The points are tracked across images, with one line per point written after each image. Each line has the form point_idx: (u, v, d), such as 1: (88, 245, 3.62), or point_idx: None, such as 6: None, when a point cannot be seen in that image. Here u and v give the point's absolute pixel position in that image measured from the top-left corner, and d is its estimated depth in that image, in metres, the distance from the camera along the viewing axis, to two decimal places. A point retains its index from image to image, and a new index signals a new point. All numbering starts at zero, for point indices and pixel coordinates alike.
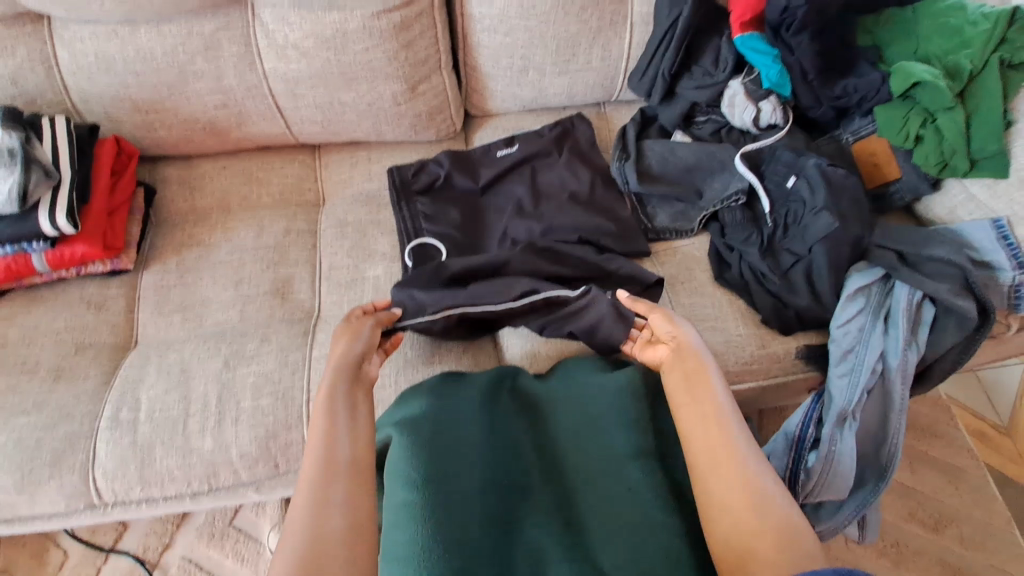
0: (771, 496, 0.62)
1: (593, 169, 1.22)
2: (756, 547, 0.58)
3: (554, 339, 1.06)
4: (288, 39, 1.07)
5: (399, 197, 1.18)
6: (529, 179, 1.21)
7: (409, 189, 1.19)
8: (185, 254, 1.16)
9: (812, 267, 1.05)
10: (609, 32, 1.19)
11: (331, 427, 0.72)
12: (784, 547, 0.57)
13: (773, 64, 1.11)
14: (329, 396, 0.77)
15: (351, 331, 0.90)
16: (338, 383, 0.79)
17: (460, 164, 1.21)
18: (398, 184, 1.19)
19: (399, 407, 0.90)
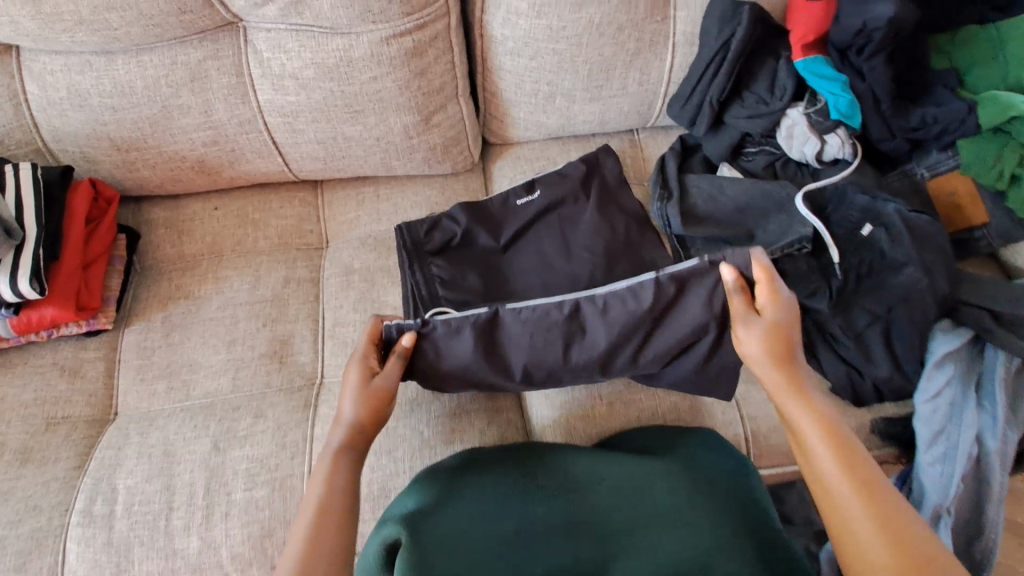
0: (917, 527, 0.56)
1: (626, 213, 1.08)
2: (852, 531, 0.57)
3: (591, 412, 0.94)
4: (285, 69, 0.94)
5: (410, 259, 1.04)
6: (557, 232, 1.07)
7: (425, 252, 1.05)
8: (171, 309, 1.03)
9: (889, 329, 0.91)
10: (648, 53, 1.05)
11: (322, 508, 0.67)
12: (899, 549, 0.54)
13: (842, 91, 0.96)
14: (329, 469, 0.71)
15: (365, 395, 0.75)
16: (344, 454, 0.73)
17: (479, 219, 1.07)
18: (410, 243, 1.05)
19: (406, 497, 0.78)
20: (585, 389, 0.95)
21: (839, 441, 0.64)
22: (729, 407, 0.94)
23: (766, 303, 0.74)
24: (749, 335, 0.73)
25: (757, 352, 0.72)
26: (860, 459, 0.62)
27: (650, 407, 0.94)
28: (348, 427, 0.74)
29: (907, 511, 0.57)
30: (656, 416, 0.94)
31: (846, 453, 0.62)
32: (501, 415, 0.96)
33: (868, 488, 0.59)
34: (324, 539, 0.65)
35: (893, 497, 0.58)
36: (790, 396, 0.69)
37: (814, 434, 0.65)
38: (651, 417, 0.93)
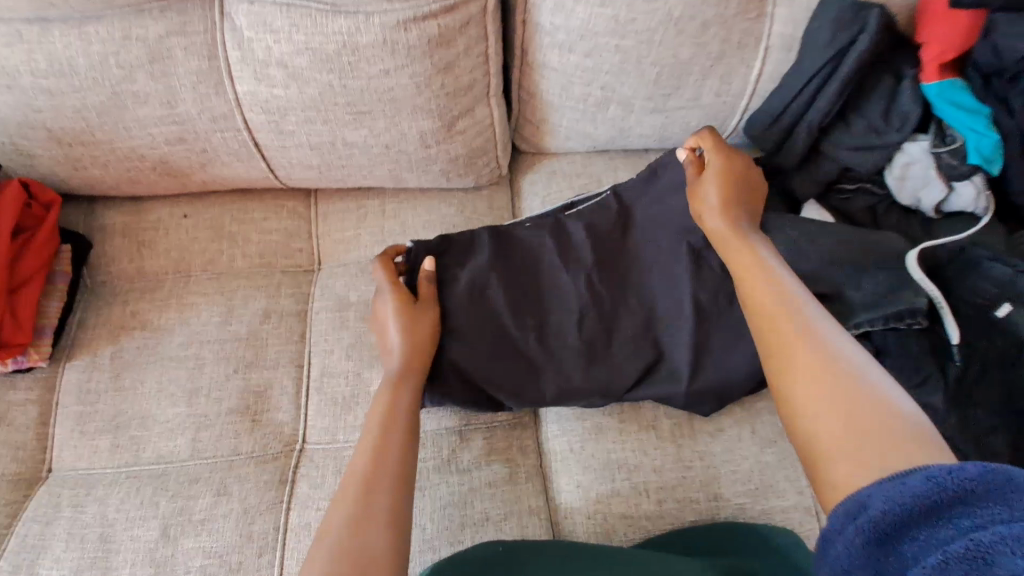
0: (859, 367, 0.50)
1: None
2: (802, 395, 0.50)
3: (635, 513, 0.75)
4: (271, 53, 0.73)
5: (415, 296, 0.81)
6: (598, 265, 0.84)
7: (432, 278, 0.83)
8: (123, 342, 0.84)
9: (1019, 436, 0.72)
10: (733, 58, 0.83)
11: (386, 429, 0.65)
12: (850, 409, 0.47)
13: (987, 131, 0.77)
14: (390, 390, 0.70)
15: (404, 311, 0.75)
16: (404, 375, 0.71)
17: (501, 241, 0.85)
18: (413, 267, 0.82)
19: None
20: (628, 480, 0.77)
21: (771, 279, 0.61)
22: (807, 515, 0.74)
23: (715, 184, 0.75)
24: (708, 192, 0.74)
25: (714, 209, 0.73)
26: (805, 315, 0.55)
27: (709, 510, 0.75)
28: (400, 351, 0.73)
29: (855, 360, 0.50)
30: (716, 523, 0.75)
31: (784, 297, 0.58)
32: (520, 506, 0.76)
33: (810, 337, 0.53)
34: (391, 452, 0.63)
35: (835, 338, 0.53)
36: (738, 244, 0.68)
37: (750, 274, 0.63)
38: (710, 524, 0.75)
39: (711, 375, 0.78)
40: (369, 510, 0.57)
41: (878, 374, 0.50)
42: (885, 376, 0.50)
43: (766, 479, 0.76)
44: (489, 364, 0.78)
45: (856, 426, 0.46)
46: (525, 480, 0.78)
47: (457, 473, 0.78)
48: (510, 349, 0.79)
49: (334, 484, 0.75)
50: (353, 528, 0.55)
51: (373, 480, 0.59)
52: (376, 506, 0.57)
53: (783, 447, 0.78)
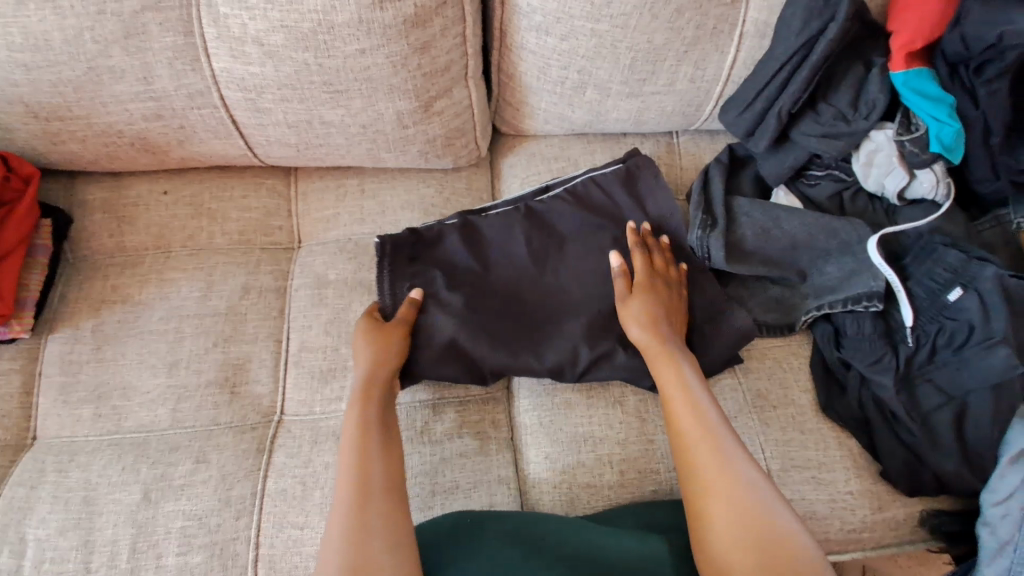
0: (761, 492, 0.60)
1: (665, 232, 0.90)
2: (722, 531, 0.59)
3: (599, 482, 0.79)
4: (246, 30, 0.73)
5: (391, 274, 0.84)
6: (574, 249, 0.88)
7: (402, 265, 0.85)
8: (105, 315, 0.86)
9: (962, 413, 0.76)
10: (707, 44, 0.85)
11: (364, 450, 0.67)
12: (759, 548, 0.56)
13: (949, 119, 0.79)
14: (357, 411, 0.71)
15: (369, 336, 0.78)
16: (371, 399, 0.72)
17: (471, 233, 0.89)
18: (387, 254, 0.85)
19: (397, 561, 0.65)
20: (593, 452, 0.80)
21: (702, 418, 0.67)
22: None
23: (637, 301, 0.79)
24: (633, 310, 0.78)
25: (640, 327, 0.77)
26: (725, 444, 0.65)
27: (668, 480, 0.79)
28: (361, 373, 0.75)
29: (769, 503, 0.59)
30: (675, 492, 0.79)
31: (710, 436, 0.65)
32: (489, 475, 0.79)
33: (732, 480, 0.61)
34: (373, 473, 0.64)
35: (738, 463, 0.63)
36: (664, 363, 0.73)
37: (684, 409, 0.69)
38: (669, 493, 0.79)
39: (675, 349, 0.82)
40: (362, 532, 0.59)
41: (780, 507, 0.60)
42: (790, 510, 0.60)
43: None
44: (464, 334, 0.80)
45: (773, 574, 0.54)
46: (496, 451, 0.81)
47: (430, 443, 0.80)
48: (488, 327, 0.81)
49: (310, 453, 0.77)
50: (348, 550, 0.57)
51: (363, 499, 0.62)
52: (369, 520, 0.60)
53: (743, 422, 0.81)
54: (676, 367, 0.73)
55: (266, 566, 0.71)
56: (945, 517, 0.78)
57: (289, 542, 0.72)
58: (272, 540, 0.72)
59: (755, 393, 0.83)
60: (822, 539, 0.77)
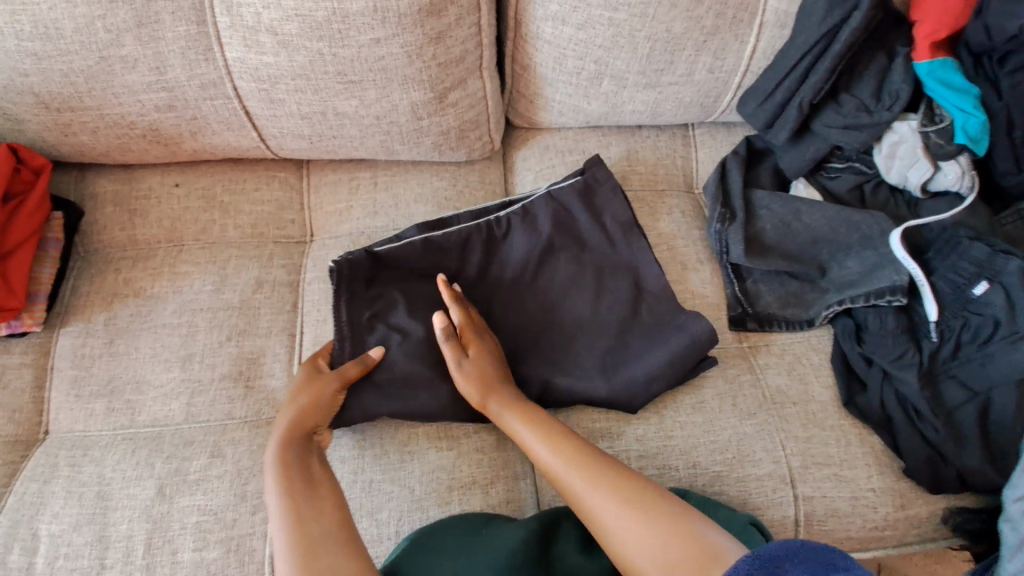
0: (650, 497, 0.61)
1: (638, 239, 0.88)
2: (643, 554, 0.57)
3: None
4: (260, 19, 0.72)
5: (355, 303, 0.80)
6: (534, 263, 0.86)
7: (362, 292, 0.81)
8: (117, 309, 0.85)
9: (987, 409, 0.75)
10: (727, 33, 0.83)
11: (296, 508, 0.59)
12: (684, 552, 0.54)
13: (976, 111, 0.77)
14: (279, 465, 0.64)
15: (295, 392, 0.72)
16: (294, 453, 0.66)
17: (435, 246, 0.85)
18: (344, 283, 0.80)
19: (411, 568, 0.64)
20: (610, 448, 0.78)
21: (572, 449, 0.67)
22: (781, 483, 0.76)
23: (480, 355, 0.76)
24: (484, 363, 0.76)
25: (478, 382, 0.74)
26: (602, 469, 0.65)
27: (689, 478, 0.77)
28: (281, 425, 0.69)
29: (664, 507, 0.59)
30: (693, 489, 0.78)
31: (585, 463, 0.65)
32: (505, 472, 0.78)
33: (621, 498, 0.61)
34: (316, 527, 0.57)
35: (621, 477, 0.63)
36: (517, 409, 0.73)
37: (554, 447, 0.68)
38: None
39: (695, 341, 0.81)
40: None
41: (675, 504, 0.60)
42: (689, 507, 0.60)
43: (744, 448, 0.78)
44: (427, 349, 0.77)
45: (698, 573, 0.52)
46: (511, 447, 0.80)
47: (445, 439, 0.78)
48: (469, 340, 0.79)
49: None
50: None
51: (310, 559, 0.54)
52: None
53: (763, 419, 0.80)
54: (532, 414, 0.72)
55: None
56: (968, 515, 0.77)
57: None
58: None
59: (774, 389, 0.82)
60: (843, 536, 0.76)
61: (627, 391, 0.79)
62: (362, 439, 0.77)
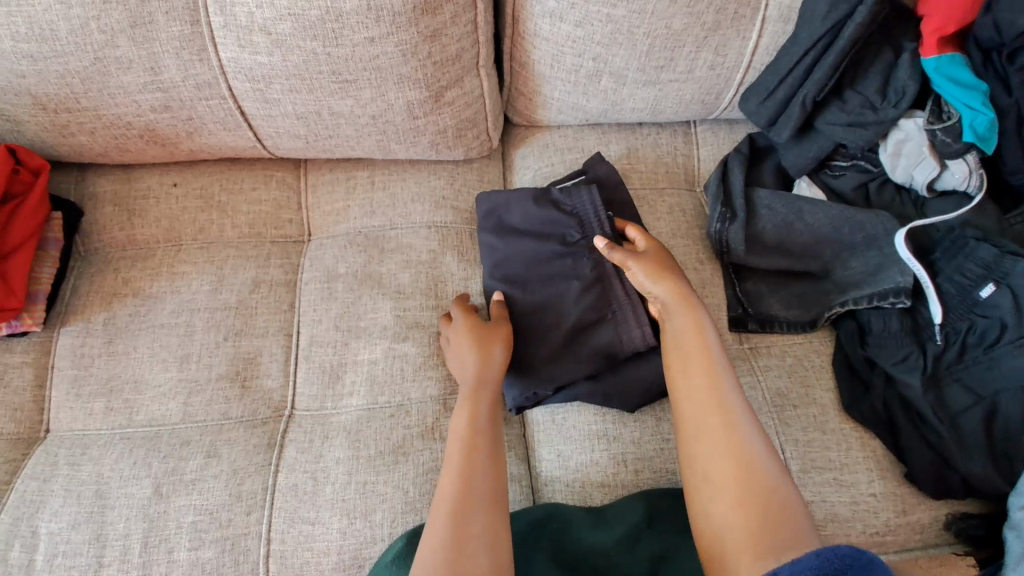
0: (763, 461, 0.59)
1: None
2: (718, 507, 0.58)
3: (613, 481, 0.77)
4: (252, 19, 0.72)
5: (514, 232, 0.86)
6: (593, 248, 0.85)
7: (511, 222, 0.87)
8: (116, 308, 0.86)
9: (992, 414, 0.74)
10: (729, 29, 0.82)
11: (469, 457, 0.65)
12: (762, 526, 0.55)
13: (982, 106, 0.74)
14: (469, 415, 0.70)
15: (471, 333, 0.77)
16: (480, 397, 0.72)
17: (548, 220, 0.85)
18: (503, 201, 0.88)
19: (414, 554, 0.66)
20: (607, 450, 0.78)
21: (708, 370, 0.66)
22: None
23: (646, 276, 0.74)
24: (641, 276, 0.75)
25: (654, 282, 0.74)
26: (730, 415, 0.62)
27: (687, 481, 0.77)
28: (474, 373, 0.74)
29: (765, 467, 0.58)
30: None
31: (715, 388, 0.64)
32: None
33: (728, 434, 0.61)
34: (476, 481, 0.63)
35: (743, 432, 0.61)
36: (677, 317, 0.71)
37: (691, 360, 0.67)
38: None
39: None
40: (463, 543, 0.57)
41: (779, 477, 0.58)
42: (794, 487, 0.58)
43: None
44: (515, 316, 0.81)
45: (755, 538, 0.54)
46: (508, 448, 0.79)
47: (441, 440, 0.78)
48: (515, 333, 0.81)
49: (321, 448, 0.77)
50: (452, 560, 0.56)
51: (463, 507, 0.60)
52: (478, 535, 0.58)
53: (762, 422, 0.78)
54: (689, 331, 0.69)
55: (276, 562, 0.71)
56: (970, 521, 0.76)
57: (300, 537, 0.72)
58: (282, 535, 0.72)
59: (774, 391, 0.80)
60: (843, 541, 0.75)
61: (622, 392, 0.78)
62: (357, 440, 0.77)
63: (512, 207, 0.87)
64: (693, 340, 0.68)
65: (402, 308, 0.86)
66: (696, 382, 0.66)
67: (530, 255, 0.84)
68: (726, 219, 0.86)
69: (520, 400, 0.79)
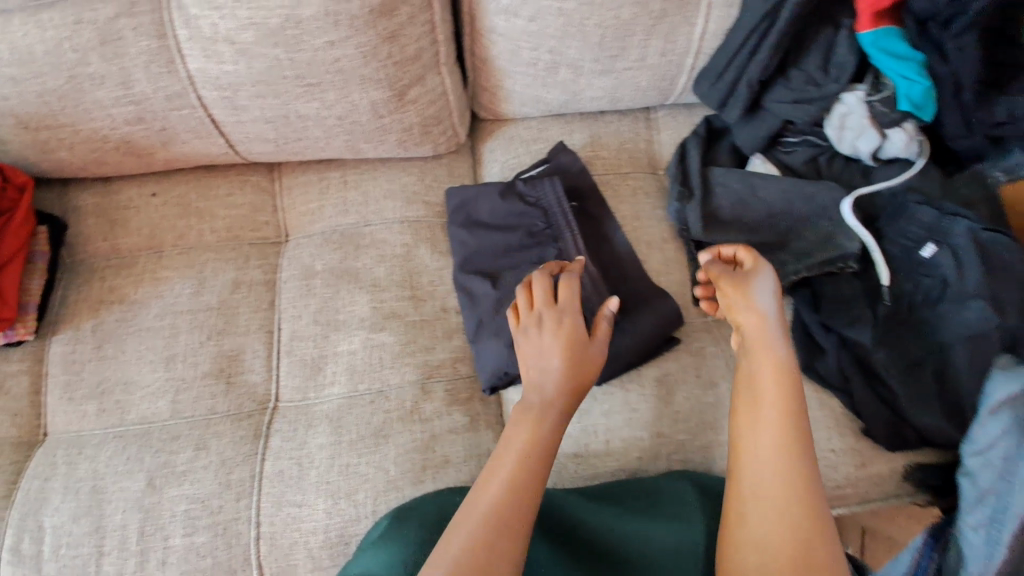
0: (824, 523, 0.57)
1: (603, 224, 0.91)
2: (766, 551, 0.56)
3: (585, 451, 0.81)
4: (217, 31, 0.76)
5: (482, 225, 0.89)
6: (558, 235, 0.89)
7: (478, 215, 0.90)
8: (104, 314, 0.89)
9: (941, 367, 0.77)
10: (675, 16, 0.85)
11: (516, 470, 0.61)
12: None
13: (919, 78, 0.79)
14: (531, 426, 0.65)
15: (571, 337, 0.69)
16: (551, 410, 0.66)
17: (515, 211, 0.88)
18: (469, 195, 0.92)
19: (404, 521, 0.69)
20: (578, 422, 0.82)
21: (788, 410, 0.63)
22: None
23: (744, 303, 0.70)
24: (738, 301, 0.70)
25: (751, 312, 0.69)
26: (802, 469, 0.60)
27: (653, 446, 0.81)
28: (545, 378, 0.67)
29: (825, 531, 0.57)
30: (659, 459, 0.81)
31: (791, 431, 0.62)
32: (481, 449, 0.81)
33: (793, 484, 0.59)
34: (522, 496, 0.59)
35: (811, 489, 0.59)
36: (767, 353, 0.66)
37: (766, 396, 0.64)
38: (653, 458, 0.81)
39: (653, 311, 0.84)
40: (488, 550, 0.54)
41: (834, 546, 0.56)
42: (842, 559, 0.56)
43: (706, 417, 0.82)
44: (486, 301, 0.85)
45: None
46: (485, 426, 0.83)
47: (420, 421, 0.82)
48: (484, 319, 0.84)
49: (305, 435, 0.80)
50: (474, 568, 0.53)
51: (500, 516, 0.57)
52: (505, 553, 0.54)
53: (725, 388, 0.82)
54: (781, 372, 0.65)
55: (267, 543, 0.75)
56: (927, 471, 0.79)
57: (288, 519, 0.76)
58: (271, 518, 0.76)
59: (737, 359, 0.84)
60: None
61: None
62: (339, 425, 0.81)
63: (478, 200, 0.91)
64: (782, 384, 0.64)
65: (379, 300, 0.90)
66: (774, 422, 0.62)
67: (498, 246, 0.87)
68: (685, 201, 0.90)
69: (493, 379, 0.82)
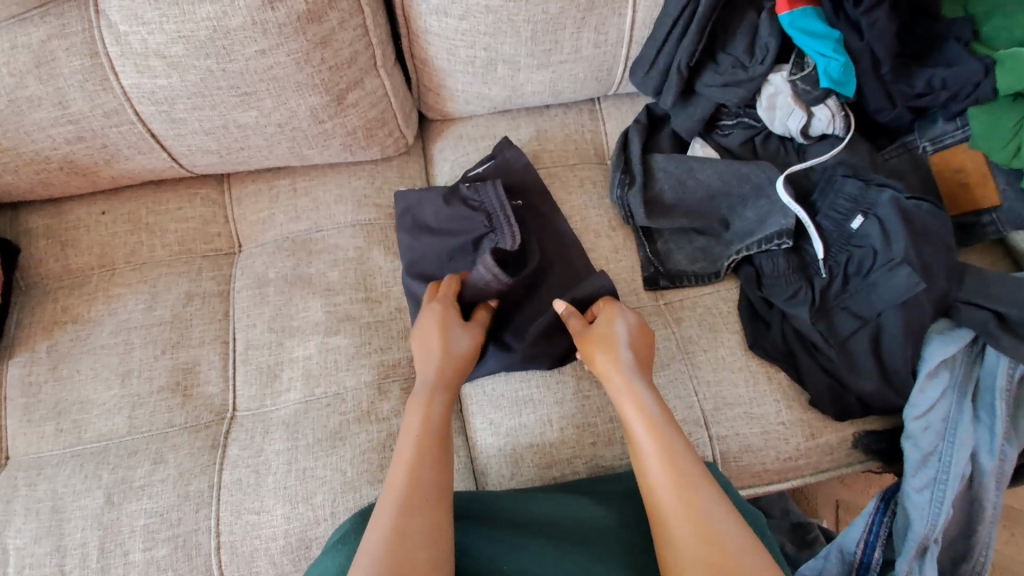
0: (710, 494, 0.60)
1: (551, 216, 0.93)
2: (678, 540, 0.57)
3: (541, 441, 0.82)
4: (146, 45, 0.76)
5: (427, 231, 0.90)
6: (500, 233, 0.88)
7: (424, 220, 0.91)
8: (57, 335, 0.89)
9: (878, 335, 0.80)
10: (604, 8, 0.87)
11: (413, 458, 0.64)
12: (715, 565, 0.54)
13: (835, 54, 0.80)
14: (421, 411, 0.70)
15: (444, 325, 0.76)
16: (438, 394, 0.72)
17: (458, 215, 0.89)
18: (416, 200, 0.92)
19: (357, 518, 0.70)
20: (534, 413, 0.83)
21: (671, 446, 0.64)
22: (695, 426, 0.81)
23: (595, 331, 0.76)
24: (583, 336, 0.76)
25: (599, 336, 0.75)
26: (681, 454, 0.63)
27: (607, 431, 0.82)
28: (428, 370, 0.74)
29: (713, 503, 0.59)
30: (615, 445, 0.82)
31: (676, 462, 0.62)
32: None
33: (693, 513, 0.58)
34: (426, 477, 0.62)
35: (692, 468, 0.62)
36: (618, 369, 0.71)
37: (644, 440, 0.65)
38: (607, 444, 0.82)
39: (592, 293, 0.84)
40: (404, 532, 0.56)
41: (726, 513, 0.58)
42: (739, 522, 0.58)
43: None
44: None
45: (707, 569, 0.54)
46: None
47: (377, 421, 0.83)
48: None
49: (262, 442, 0.81)
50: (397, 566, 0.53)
51: (408, 500, 0.59)
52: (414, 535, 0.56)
53: (676, 368, 0.84)
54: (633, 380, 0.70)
55: (228, 552, 0.76)
56: (874, 437, 0.82)
57: (247, 526, 0.76)
58: (231, 526, 0.76)
59: (686, 340, 0.86)
60: (759, 468, 0.81)
61: (541, 355, 0.83)
62: (297, 430, 0.81)
63: (424, 203, 0.92)
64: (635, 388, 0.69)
65: (332, 304, 0.90)
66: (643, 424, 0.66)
67: (443, 250, 0.89)
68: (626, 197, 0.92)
69: None
